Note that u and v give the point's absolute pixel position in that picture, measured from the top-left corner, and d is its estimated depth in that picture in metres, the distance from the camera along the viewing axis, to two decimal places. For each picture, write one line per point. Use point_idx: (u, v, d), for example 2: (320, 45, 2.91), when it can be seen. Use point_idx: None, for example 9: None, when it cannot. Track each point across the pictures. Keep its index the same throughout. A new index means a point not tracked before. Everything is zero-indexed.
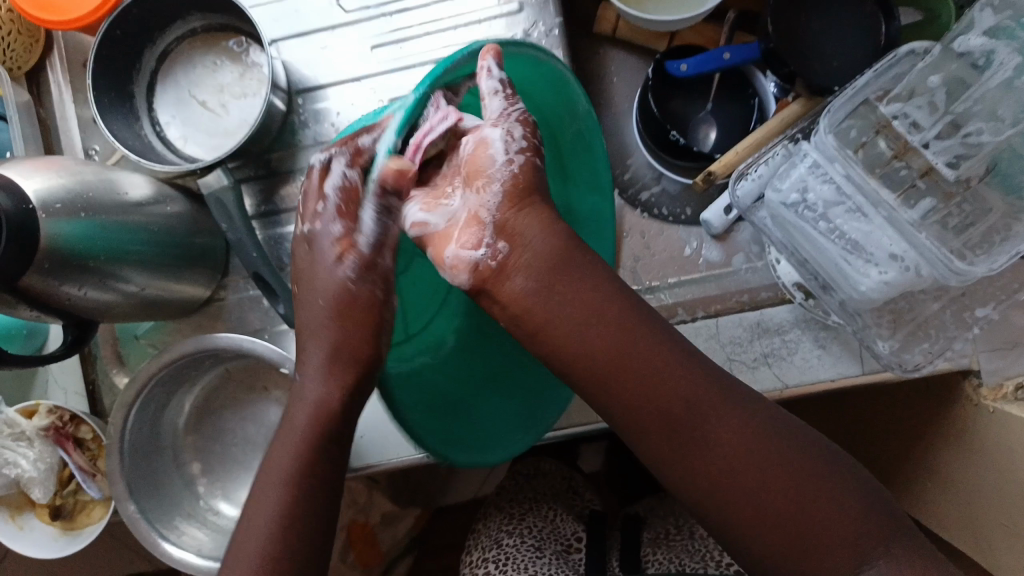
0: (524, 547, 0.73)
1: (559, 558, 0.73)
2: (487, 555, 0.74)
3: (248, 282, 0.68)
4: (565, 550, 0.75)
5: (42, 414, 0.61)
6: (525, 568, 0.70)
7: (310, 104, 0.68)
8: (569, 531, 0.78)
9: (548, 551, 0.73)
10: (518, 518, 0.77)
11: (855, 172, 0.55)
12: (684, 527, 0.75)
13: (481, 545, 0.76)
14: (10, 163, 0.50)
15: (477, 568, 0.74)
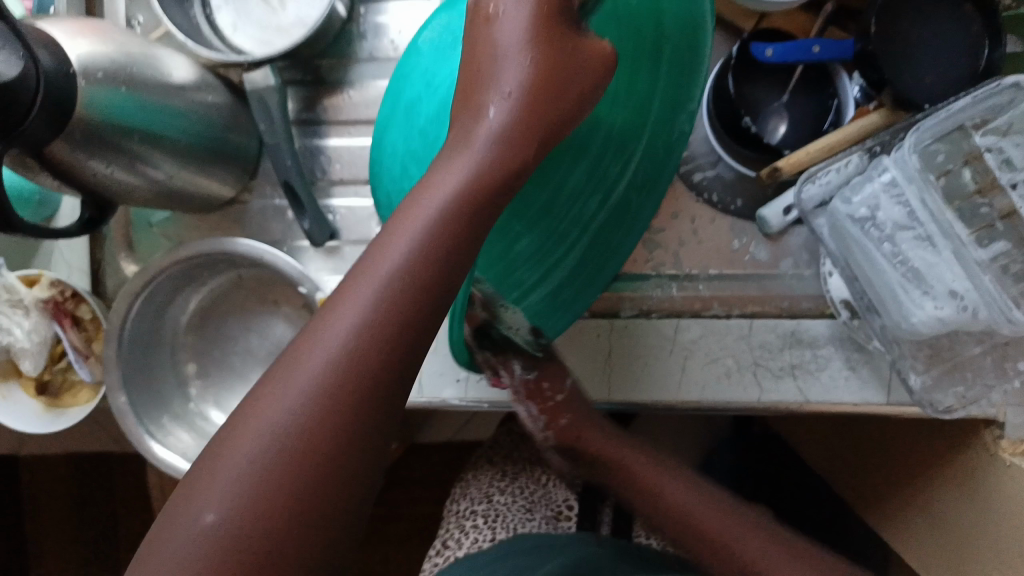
0: (514, 507, 0.74)
1: (547, 523, 0.73)
2: (476, 508, 0.75)
3: (275, 190, 0.65)
4: (554, 516, 0.74)
5: (44, 286, 0.58)
6: (513, 527, 0.71)
7: (371, 15, 0.64)
8: (561, 497, 0.76)
9: (537, 516, 0.73)
10: (512, 477, 0.78)
11: (932, 198, 0.52)
12: None
13: (471, 497, 0.78)
14: (54, 20, 0.47)
15: (465, 518, 0.75)
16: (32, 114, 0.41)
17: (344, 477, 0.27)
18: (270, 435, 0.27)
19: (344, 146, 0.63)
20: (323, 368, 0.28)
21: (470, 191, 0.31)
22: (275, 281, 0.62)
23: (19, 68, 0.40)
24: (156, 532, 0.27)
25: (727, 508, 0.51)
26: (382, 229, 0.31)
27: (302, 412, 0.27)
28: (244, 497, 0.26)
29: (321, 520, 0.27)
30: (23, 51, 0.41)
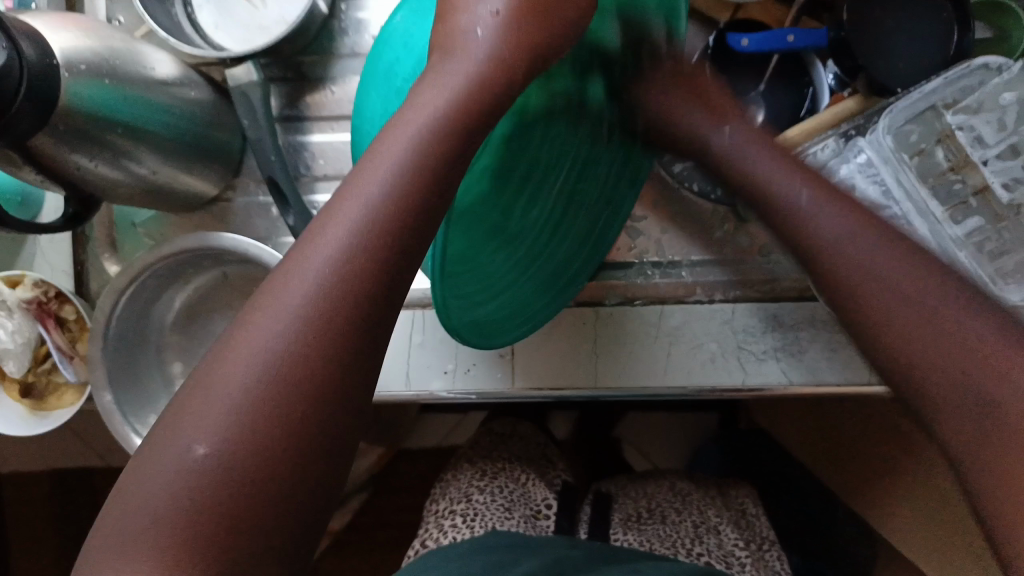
0: (493, 506, 0.73)
1: (527, 521, 0.73)
2: (455, 507, 0.74)
3: (259, 187, 0.65)
4: (533, 515, 0.75)
5: (27, 286, 0.58)
6: (492, 525, 0.70)
7: (353, 12, 0.64)
8: (540, 496, 0.77)
9: (517, 513, 0.74)
10: (491, 476, 0.77)
11: (906, 177, 0.54)
12: (658, 510, 0.74)
13: (450, 496, 0.76)
14: (34, 15, 0.47)
15: (442, 517, 0.73)
16: (14, 104, 0.41)
17: (317, 404, 0.31)
18: (251, 365, 0.31)
19: (327, 142, 0.64)
20: (298, 303, 0.31)
21: (427, 140, 0.34)
22: (261, 277, 0.63)
23: (2, 58, 0.40)
24: (147, 458, 0.30)
25: (868, 248, 0.50)
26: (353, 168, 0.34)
27: (281, 342, 0.31)
28: (231, 420, 0.30)
29: (293, 449, 0.30)
30: (6, 43, 0.41)
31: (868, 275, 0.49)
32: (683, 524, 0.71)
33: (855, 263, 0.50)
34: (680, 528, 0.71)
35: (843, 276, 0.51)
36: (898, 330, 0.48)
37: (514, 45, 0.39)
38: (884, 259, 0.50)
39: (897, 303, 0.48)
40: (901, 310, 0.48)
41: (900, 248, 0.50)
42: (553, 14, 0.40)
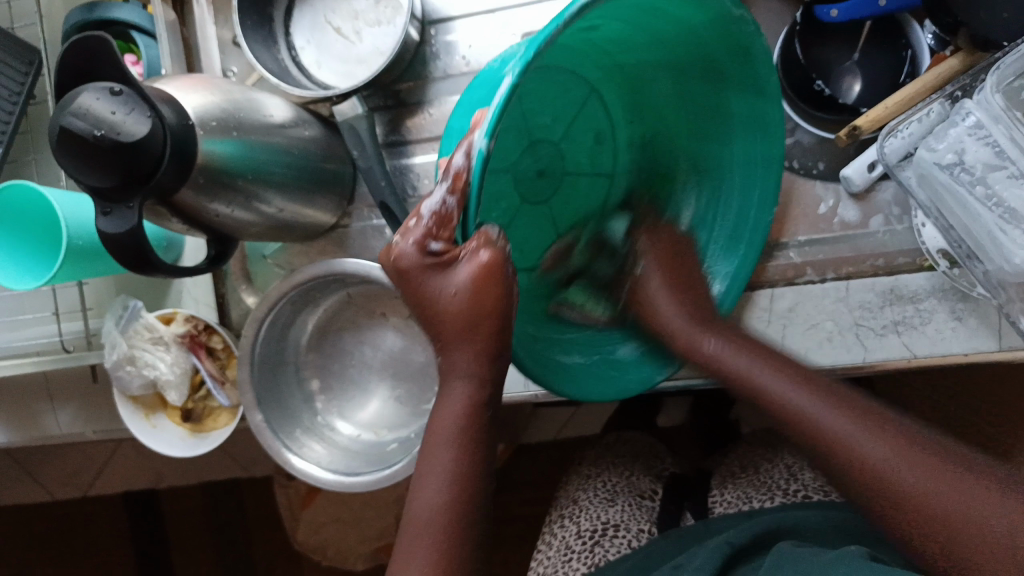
0: (597, 499, 0.75)
1: (631, 506, 0.75)
2: (563, 510, 0.76)
3: (371, 211, 0.69)
4: (639, 497, 0.77)
5: (180, 322, 0.65)
6: (598, 517, 0.73)
7: (442, 35, 0.67)
8: (645, 484, 0.78)
9: (622, 500, 0.75)
10: (593, 475, 0.79)
11: (1021, 134, 0.51)
12: (752, 468, 0.74)
13: (559, 503, 0.79)
14: (168, 81, 0.52)
15: (554, 521, 0.76)
16: (163, 164, 0.46)
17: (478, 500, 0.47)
18: (446, 500, 0.46)
19: (429, 162, 0.67)
20: (451, 447, 0.46)
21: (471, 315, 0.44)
22: (382, 295, 0.67)
23: (148, 125, 0.45)
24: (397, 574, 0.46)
25: (795, 400, 0.49)
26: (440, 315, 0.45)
27: (453, 478, 0.46)
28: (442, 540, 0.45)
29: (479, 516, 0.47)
30: (150, 111, 0.46)
31: (845, 451, 0.46)
32: (777, 470, 0.71)
33: (818, 438, 0.47)
34: (773, 474, 0.71)
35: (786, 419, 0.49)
36: (869, 466, 0.45)
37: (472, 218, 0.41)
38: (866, 435, 0.46)
39: (889, 434, 0.45)
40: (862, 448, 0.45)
41: (784, 370, 0.51)
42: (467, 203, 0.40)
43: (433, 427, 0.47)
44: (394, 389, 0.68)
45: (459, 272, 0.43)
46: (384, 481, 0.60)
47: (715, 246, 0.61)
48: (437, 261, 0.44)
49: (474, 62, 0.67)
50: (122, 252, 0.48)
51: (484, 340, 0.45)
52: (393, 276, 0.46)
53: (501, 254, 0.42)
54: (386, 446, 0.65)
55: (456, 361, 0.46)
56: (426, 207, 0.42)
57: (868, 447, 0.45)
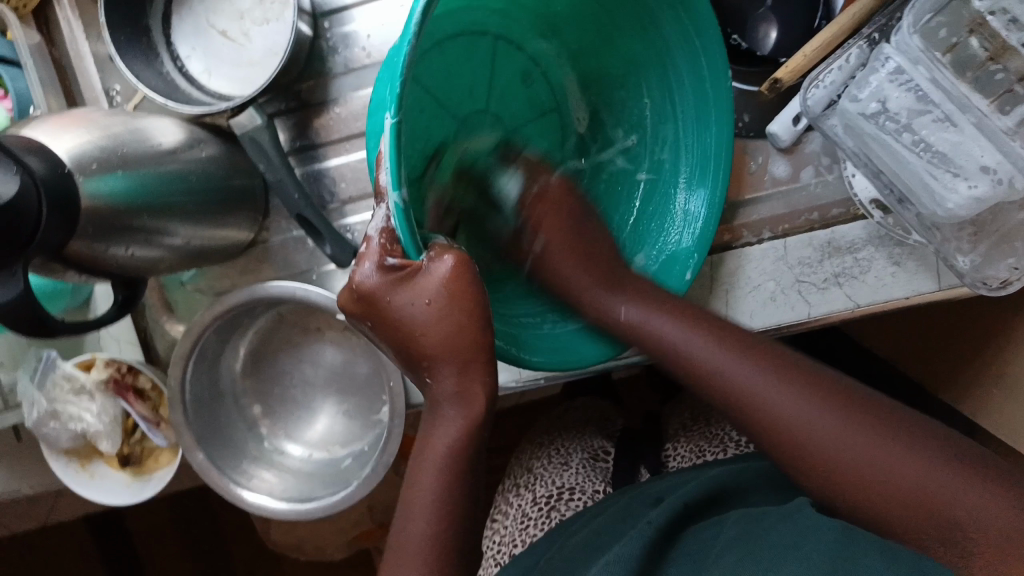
0: (551, 464, 0.72)
1: (585, 467, 0.72)
2: (517, 480, 0.73)
3: (290, 222, 0.66)
4: (592, 458, 0.75)
5: (100, 368, 0.60)
6: (552, 482, 0.70)
7: (337, 27, 0.62)
8: (598, 443, 0.77)
9: (575, 462, 0.73)
10: (546, 443, 0.76)
11: (942, 76, 0.51)
12: (700, 417, 0.73)
13: (514, 474, 0.76)
14: (36, 123, 0.47)
15: (509, 492, 0.73)
16: (42, 222, 0.42)
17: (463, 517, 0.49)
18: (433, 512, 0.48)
19: (344, 163, 0.64)
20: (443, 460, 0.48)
21: (448, 324, 0.44)
22: (313, 311, 0.64)
23: (16, 184, 0.40)
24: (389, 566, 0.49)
25: (759, 389, 0.47)
26: (411, 330, 0.45)
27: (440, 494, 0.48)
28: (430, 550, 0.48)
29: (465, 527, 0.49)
30: (17, 167, 0.41)
31: (817, 457, 0.45)
32: (725, 419, 0.71)
33: (796, 446, 0.45)
34: (721, 424, 0.71)
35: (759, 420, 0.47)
36: (822, 459, 0.44)
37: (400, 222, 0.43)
38: (838, 435, 0.44)
39: (835, 419, 0.45)
40: (826, 442, 0.44)
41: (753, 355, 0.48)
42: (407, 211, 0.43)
43: (425, 445, 0.48)
44: (341, 404, 0.66)
45: (415, 290, 0.43)
46: (341, 503, 0.58)
47: (667, 145, 0.57)
48: (398, 277, 0.44)
49: (376, 53, 0.63)
50: (16, 321, 0.44)
51: (461, 353, 0.45)
52: (358, 308, 0.46)
53: (460, 255, 0.43)
54: (340, 463, 0.64)
55: (443, 385, 0.47)
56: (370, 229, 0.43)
57: (821, 428, 0.45)
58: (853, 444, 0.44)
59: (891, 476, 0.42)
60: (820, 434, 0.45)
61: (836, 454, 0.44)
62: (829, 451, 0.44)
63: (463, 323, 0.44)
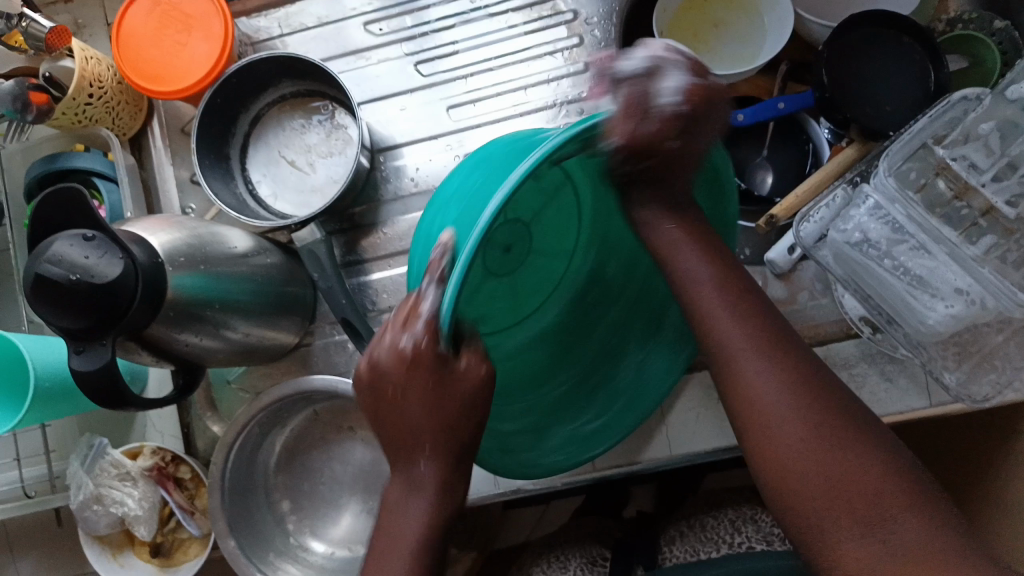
0: (552, 567, 0.74)
1: (582, 570, 0.74)
2: None
3: (333, 327, 0.72)
4: (589, 563, 0.76)
5: (146, 455, 0.65)
6: None
7: (391, 160, 0.72)
8: (596, 551, 0.78)
9: (572, 566, 0.75)
10: (552, 552, 0.79)
11: (916, 211, 0.58)
12: (695, 524, 0.74)
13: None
14: (134, 223, 0.55)
15: None
16: (134, 303, 0.48)
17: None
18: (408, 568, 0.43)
19: (387, 277, 0.71)
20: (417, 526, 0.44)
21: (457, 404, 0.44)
22: (349, 409, 0.68)
23: (121, 267, 0.47)
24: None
25: (761, 384, 0.42)
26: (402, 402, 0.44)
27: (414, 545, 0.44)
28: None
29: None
30: (122, 253, 0.48)
31: (760, 409, 0.42)
32: (720, 523, 0.71)
33: (753, 418, 0.42)
34: (717, 528, 0.71)
35: (746, 410, 0.43)
36: (795, 476, 0.40)
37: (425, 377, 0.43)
38: (816, 445, 0.40)
39: (808, 420, 0.41)
40: (800, 444, 0.41)
41: (748, 313, 0.45)
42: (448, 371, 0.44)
43: (393, 529, 0.45)
44: (366, 502, 0.69)
45: (414, 389, 0.43)
46: None
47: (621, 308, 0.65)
48: (444, 370, 0.43)
49: (422, 182, 0.72)
50: (96, 390, 0.49)
51: (433, 434, 0.44)
52: (382, 383, 0.44)
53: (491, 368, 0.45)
54: (362, 561, 0.66)
55: (425, 471, 0.44)
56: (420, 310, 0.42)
57: (776, 403, 0.42)
58: (835, 458, 0.40)
59: (873, 507, 0.38)
60: (794, 445, 0.41)
61: (783, 435, 0.41)
62: (786, 424, 0.41)
63: (466, 405, 0.44)
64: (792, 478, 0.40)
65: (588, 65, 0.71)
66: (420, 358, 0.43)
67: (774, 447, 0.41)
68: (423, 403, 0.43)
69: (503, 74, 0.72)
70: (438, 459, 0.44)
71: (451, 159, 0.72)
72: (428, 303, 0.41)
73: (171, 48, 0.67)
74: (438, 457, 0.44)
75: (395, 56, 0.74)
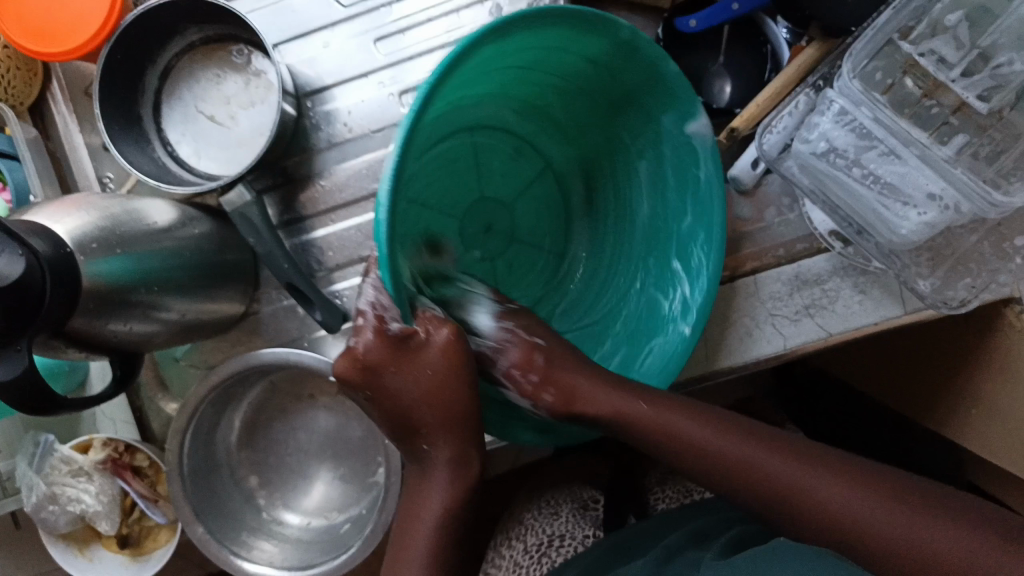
0: (541, 514, 0.73)
1: (575, 515, 0.73)
2: (509, 534, 0.73)
3: (280, 292, 0.68)
4: (581, 506, 0.75)
5: (98, 448, 0.61)
6: (542, 530, 0.71)
7: (319, 105, 0.66)
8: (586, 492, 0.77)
9: (565, 510, 0.73)
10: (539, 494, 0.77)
11: (883, 114, 0.54)
12: None
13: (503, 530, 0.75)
14: (34, 210, 0.49)
15: (499, 545, 0.73)
16: (45, 301, 0.44)
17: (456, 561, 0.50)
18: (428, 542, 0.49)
19: (331, 233, 0.66)
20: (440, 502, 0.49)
21: (448, 395, 0.48)
22: (306, 376, 0.65)
23: (23, 264, 0.42)
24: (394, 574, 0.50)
25: (708, 446, 0.47)
26: (385, 387, 0.48)
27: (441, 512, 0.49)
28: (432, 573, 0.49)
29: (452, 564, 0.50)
30: (23, 248, 0.43)
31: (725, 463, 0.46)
32: None
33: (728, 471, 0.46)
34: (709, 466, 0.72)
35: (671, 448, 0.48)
36: (797, 496, 0.45)
37: (390, 353, 0.47)
38: (788, 474, 0.45)
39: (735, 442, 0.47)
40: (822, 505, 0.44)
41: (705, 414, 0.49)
42: (422, 342, 0.48)
43: (420, 505, 0.50)
44: (336, 469, 0.67)
45: (396, 374, 0.47)
46: (342, 567, 0.59)
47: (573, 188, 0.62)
48: (401, 347, 0.47)
49: (357, 127, 0.66)
50: (22, 398, 0.45)
51: (439, 412, 0.48)
52: (356, 381, 0.47)
53: (455, 328, 0.48)
54: (339, 528, 0.64)
55: (439, 450, 0.49)
56: (364, 305, 0.47)
57: (694, 432, 0.48)
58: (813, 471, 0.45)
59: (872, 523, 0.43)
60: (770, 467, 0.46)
61: (736, 466, 0.46)
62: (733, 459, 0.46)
63: (450, 387, 0.48)
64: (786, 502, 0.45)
65: None
66: (389, 345, 0.47)
67: (764, 480, 0.45)
68: (392, 395, 0.48)
69: None
70: (448, 438, 0.49)
71: (386, 99, 0.66)
72: (365, 302, 0.47)
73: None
74: (440, 438, 0.49)
75: None
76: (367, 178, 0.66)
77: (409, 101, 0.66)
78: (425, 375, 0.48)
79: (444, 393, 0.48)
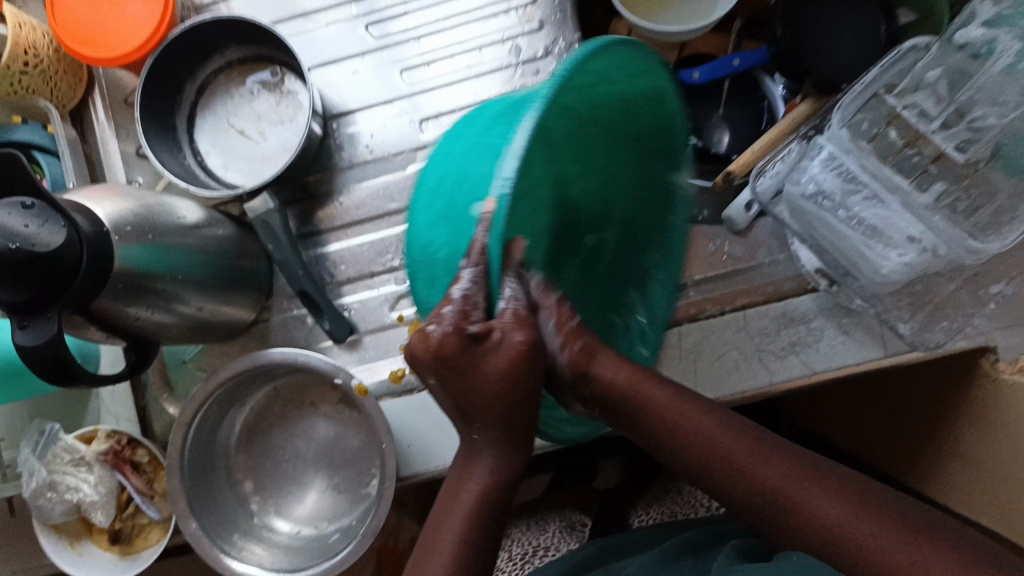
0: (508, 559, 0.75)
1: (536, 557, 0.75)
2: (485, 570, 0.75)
3: (291, 302, 0.70)
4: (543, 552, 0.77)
5: (101, 439, 0.62)
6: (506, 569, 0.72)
7: (344, 128, 0.71)
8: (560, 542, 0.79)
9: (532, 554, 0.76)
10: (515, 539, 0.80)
11: (869, 161, 0.58)
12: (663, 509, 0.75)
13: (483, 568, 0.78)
14: (72, 193, 0.52)
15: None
16: (79, 274, 0.46)
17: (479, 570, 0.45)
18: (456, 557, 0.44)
19: (344, 248, 0.69)
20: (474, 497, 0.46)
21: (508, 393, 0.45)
22: (310, 382, 0.67)
23: (63, 235, 0.45)
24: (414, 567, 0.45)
25: (727, 440, 0.45)
26: (446, 383, 0.45)
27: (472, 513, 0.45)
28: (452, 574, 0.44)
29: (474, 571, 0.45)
30: (65, 221, 0.46)
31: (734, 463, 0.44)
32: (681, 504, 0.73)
33: (741, 475, 0.44)
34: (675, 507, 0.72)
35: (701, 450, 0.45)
36: (793, 511, 0.43)
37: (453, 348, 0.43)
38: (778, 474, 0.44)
39: (754, 448, 0.45)
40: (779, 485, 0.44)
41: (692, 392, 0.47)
42: (496, 345, 0.44)
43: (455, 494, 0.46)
44: (331, 478, 0.67)
45: (463, 375, 0.44)
46: (330, 571, 0.59)
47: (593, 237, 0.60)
48: (471, 344, 0.44)
49: (378, 149, 0.71)
50: (43, 365, 0.47)
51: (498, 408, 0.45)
52: (426, 360, 0.44)
53: (532, 334, 0.45)
54: (328, 537, 0.64)
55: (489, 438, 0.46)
56: (456, 291, 0.42)
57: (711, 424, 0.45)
58: (803, 482, 0.43)
59: (843, 526, 0.41)
60: (763, 465, 0.44)
61: (751, 468, 0.44)
62: (764, 474, 0.44)
63: (519, 388, 0.45)
64: (785, 513, 0.43)
65: (543, 24, 0.70)
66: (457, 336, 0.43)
67: (769, 493, 0.43)
68: (457, 390, 0.45)
69: (456, 34, 0.71)
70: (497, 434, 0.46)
71: (406, 125, 0.70)
72: (459, 294, 0.42)
73: (107, 13, 0.65)
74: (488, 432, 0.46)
75: (346, 19, 0.72)
76: (384, 198, 0.70)
77: (428, 127, 0.70)
78: (498, 368, 0.44)
79: (514, 380, 0.44)
